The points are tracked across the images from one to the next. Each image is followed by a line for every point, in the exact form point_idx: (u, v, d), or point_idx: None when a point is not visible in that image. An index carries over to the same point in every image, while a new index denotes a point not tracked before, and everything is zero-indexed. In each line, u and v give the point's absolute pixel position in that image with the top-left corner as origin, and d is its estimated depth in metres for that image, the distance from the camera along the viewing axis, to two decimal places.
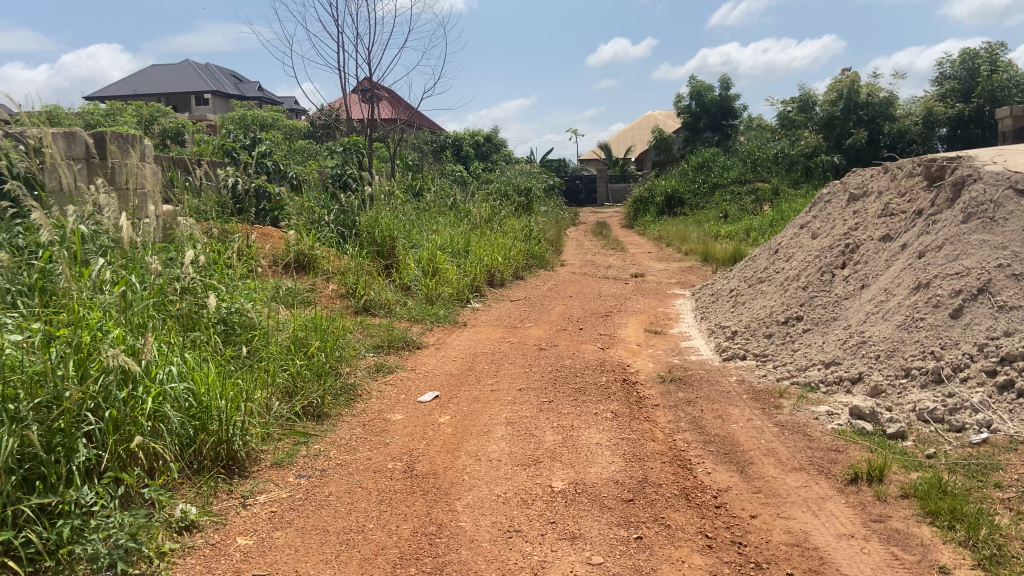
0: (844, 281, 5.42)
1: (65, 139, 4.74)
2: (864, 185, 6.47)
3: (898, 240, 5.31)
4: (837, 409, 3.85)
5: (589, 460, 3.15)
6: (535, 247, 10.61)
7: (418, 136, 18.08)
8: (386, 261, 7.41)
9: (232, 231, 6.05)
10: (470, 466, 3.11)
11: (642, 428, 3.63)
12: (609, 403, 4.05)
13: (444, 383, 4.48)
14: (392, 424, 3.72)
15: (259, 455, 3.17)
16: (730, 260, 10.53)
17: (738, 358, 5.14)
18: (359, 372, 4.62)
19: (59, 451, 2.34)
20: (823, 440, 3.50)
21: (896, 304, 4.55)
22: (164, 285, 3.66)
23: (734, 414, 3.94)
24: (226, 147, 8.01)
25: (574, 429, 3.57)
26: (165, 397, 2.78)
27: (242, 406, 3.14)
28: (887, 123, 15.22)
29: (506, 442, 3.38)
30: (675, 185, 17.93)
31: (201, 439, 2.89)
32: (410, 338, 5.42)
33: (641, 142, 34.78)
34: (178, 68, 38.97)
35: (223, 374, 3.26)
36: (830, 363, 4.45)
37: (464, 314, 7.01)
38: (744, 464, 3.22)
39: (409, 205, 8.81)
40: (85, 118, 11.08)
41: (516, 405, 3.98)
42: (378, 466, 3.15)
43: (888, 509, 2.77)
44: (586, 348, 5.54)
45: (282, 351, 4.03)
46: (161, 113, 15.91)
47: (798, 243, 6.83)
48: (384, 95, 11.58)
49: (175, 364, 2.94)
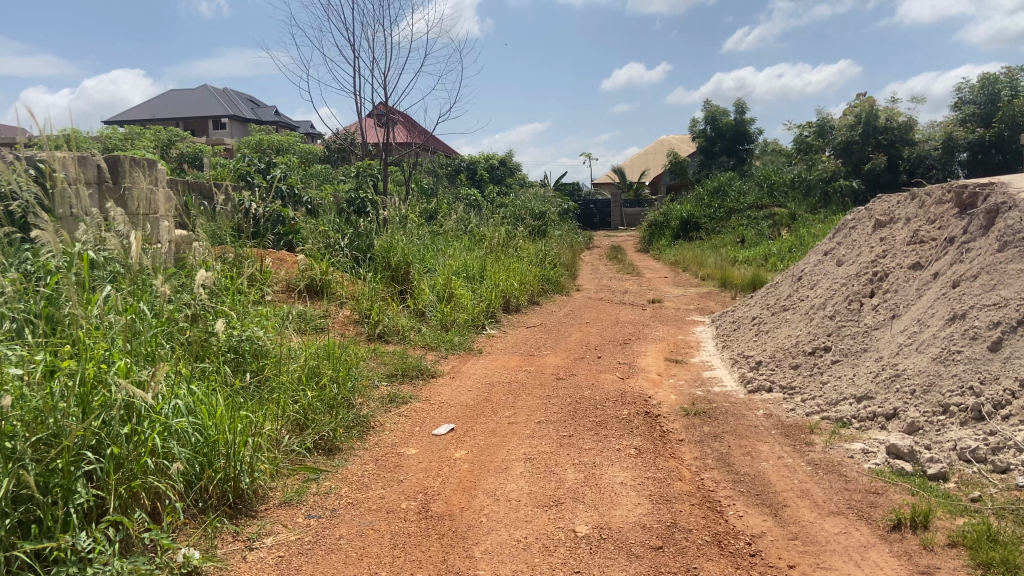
0: (873, 310, 5.23)
1: (77, 163, 4.71)
2: (890, 212, 6.31)
3: (929, 268, 5.13)
4: (873, 446, 3.66)
5: (613, 501, 2.99)
6: (551, 272, 10.49)
7: (432, 160, 18.11)
8: (401, 286, 7.30)
9: (246, 256, 5.99)
10: (488, 507, 2.96)
11: (668, 465, 3.47)
12: (632, 438, 3.88)
13: (460, 414, 4.34)
14: (406, 459, 3.58)
15: (266, 493, 3.04)
16: (750, 286, 10.36)
17: (763, 390, 4.96)
18: (372, 404, 4.48)
19: (56, 492, 2.22)
20: (861, 481, 3.31)
21: (930, 336, 4.37)
22: (174, 312, 3.59)
23: (763, 451, 3.75)
24: (242, 171, 8.00)
25: (596, 467, 3.41)
26: (170, 432, 2.67)
27: (251, 441, 3.02)
28: (906, 147, 15.03)
29: (526, 480, 3.23)
30: (691, 210, 17.81)
31: (207, 476, 2.77)
32: (424, 366, 5.28)
33: (655, 166, 34.79)
34: (197, 93, 39.54)
35: (232, 407, 3.15)
36: (862, 398, 4.26)
37: (479, 340, 6.88)
38: (777, 507, 3.04)
39: (424, 229, 8.74)
40: (103, 140, 11.14)
41: (535, 439, 3.82)
42: (391, 506, 3.00)
43: (937, 560, 2.57)
44: (605, 377, 5.38)
45: (294, 381, 3.91)
46: (179, 137, 16.05)
47: (822, 270, 6.65)
48: (400, 119, 11.58)
49: (181, 397, 2.83)
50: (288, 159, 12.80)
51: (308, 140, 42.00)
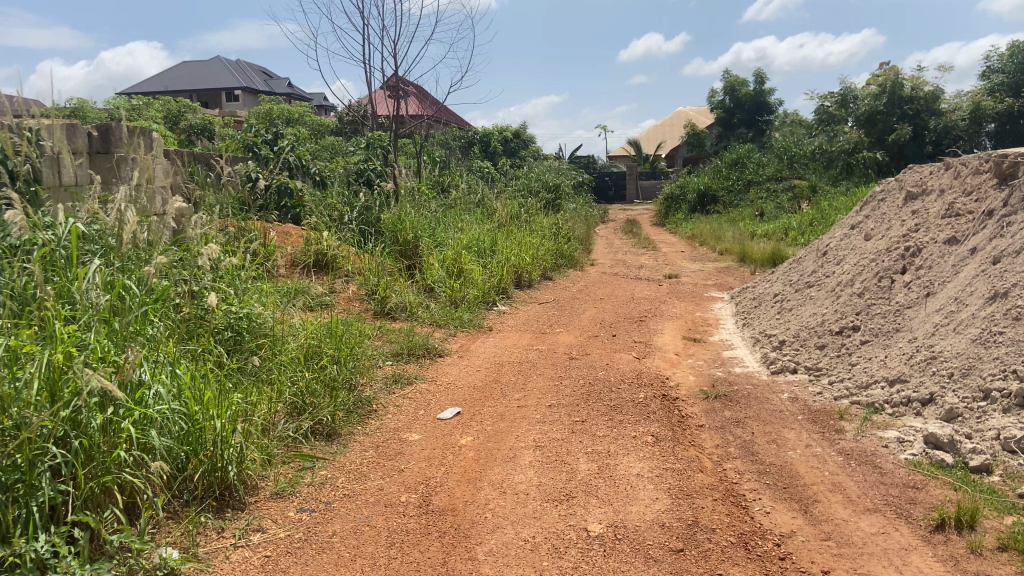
0: (906, 287, 4.93)
1: (66, 130, 4.40)
2: (922, 183, 5.98)
3: (966, 243, 4.82)
4: (909, 435, 3.40)
5: (629, 496, 2.77)
6: (564, 246, 10.21)
7: (444, 132, 17.75)
8: (409, 261, 7.08)
9: (249, 231, 5.80)
10: (493, 500, 2.76)
11: (688, 455, 3.23)
12: (649, 424, 3.64)
13: (467, 397, 4.12)
14: (408, 446, 3.37)
15: (256, 484, 2.85)
16: (769, 261, 10.04)
17: (787, 371, 4.71)
18: (375, 385, 4.26)
19: (17, 489, 2.07)
20: (897, 474, 3.06)
21: (969, 316, 4.07)
22: (166, 288, 3.40)
23: (790, 439, 3.51)
24: (247, 142, 7.76)
25: (611, 456, 3.18)
26: (150, 421, 2.50)
27: (241, 429, 2.83)
28: (932, 117, 14.44)
29: (535, 471, 3.01)
30: (708, 183, 17.38)
31: (192, 466, 2.60)
32: (431, 344, 5.06)
33: (672, 138, 34.08)
34: (209, 64, 39.19)
35: (221, 390, 2.96)
36: (895, 381, 3.99)
37: (490, 317, 6.65)
38: (807, 503, 2.81)
39: (434, 202, 8.46)
40: (109, 110, 10.89)
41: (546, 425, 3.60)
42: (390, 499, 2.80)
43: (987, 566, 2.33)
44: (620, 357, 5.14)
45: (292, 361, 3.70)
46: (189, 108, 15.79)
47: (848, 245, 6.33)
48: (412, 90, 11.26)
49: (164, 382, 2.66)
50: (297, 130, 12.53)
51: (321, 112, 41.65)
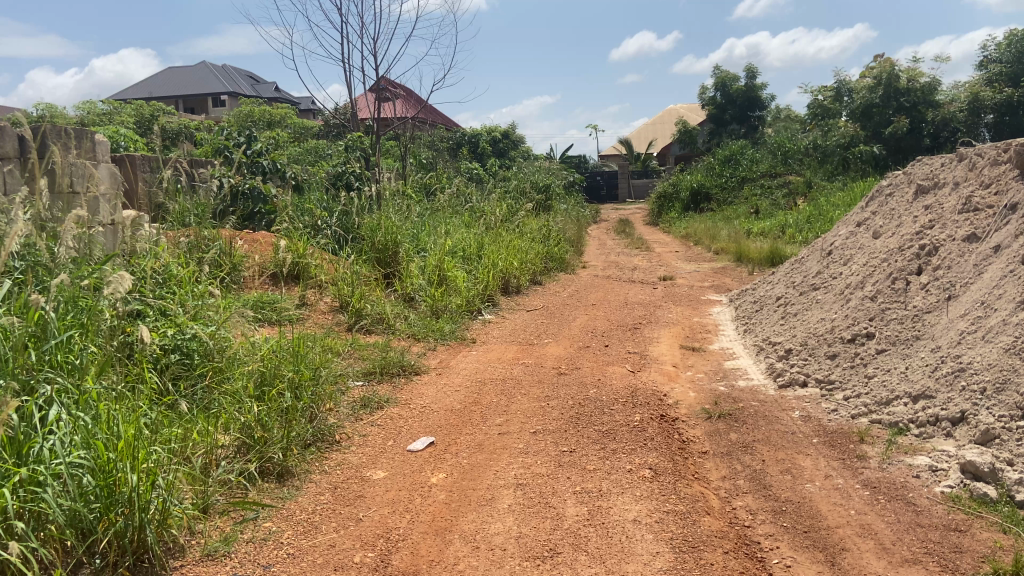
0: (922, 290, 4.52)
1: None
2: (934, 176, 5.58)
3: (988, 241, 4.41)
4: (942, 462, 2.99)
5: (624, 551, 2.34)
6: (555, 249, 9.77)
7: (429, 136, 17.33)
8: (387, 269, 6.62)
9: (215, 238, 5.35)
10: (464, 557, 2.34)
11: (692, 493, 2.81)
12: (646, 454, 3.21)
13: (442, 424, 3.69)
14: (370, 488, 2.94)
15: (183, 544, 2.40)
16: (767, 260, 9.65)
17: (796, 385, 4.31)
18: (341, 412, 3.82)
19: None
20: (935, 512, 2.64)
21: (999, 322, 3.64)
22: (98, 309, 2.95)
23: (807, 468, 3.09)
24: (219, 146, 7.31)
25: (602, 497, 2.75)
26: (43, 478, 2.06)
27: (165, 480, 2.36)
28: (929, 110, 14.01)
29: (515, 519, 2.58)
30: (701, 180, 16.98)
31: (102, 528, 2.14)
32: (407, 361, 4.63)
33: (664, 136, 33.74)
34: (194, 70, 38.73)
35: (147, 431, 2.49)
36: (920, 397, 3.58)
37: (474, 328, 6.23)
38: (833, 552, 2.39)
39: (418, 205, 8.01)
40: (78, 116, 10.43)
41: (530, 457, 3.18)
42: (342, 561, 2.36)
43: None
44: (613, 371, 4.71)
45: (243, 389, 3.24)
46: (167, 112, 15.37)
47: (855, 244, 5.92)
48: (398, 91, 10.87)
49: (72, 428, 2.22)
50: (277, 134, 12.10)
51: (308, 115, 41.31)
